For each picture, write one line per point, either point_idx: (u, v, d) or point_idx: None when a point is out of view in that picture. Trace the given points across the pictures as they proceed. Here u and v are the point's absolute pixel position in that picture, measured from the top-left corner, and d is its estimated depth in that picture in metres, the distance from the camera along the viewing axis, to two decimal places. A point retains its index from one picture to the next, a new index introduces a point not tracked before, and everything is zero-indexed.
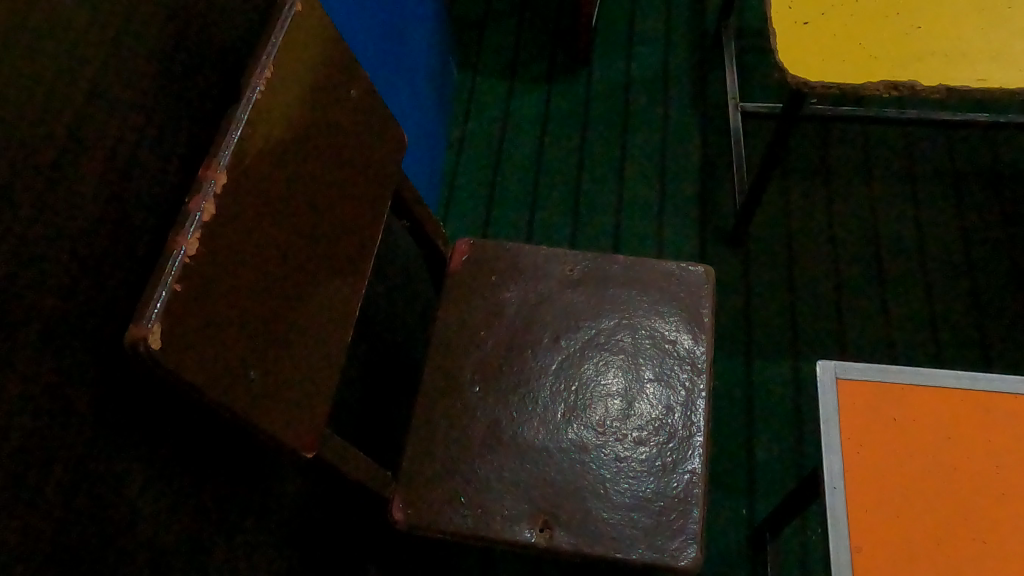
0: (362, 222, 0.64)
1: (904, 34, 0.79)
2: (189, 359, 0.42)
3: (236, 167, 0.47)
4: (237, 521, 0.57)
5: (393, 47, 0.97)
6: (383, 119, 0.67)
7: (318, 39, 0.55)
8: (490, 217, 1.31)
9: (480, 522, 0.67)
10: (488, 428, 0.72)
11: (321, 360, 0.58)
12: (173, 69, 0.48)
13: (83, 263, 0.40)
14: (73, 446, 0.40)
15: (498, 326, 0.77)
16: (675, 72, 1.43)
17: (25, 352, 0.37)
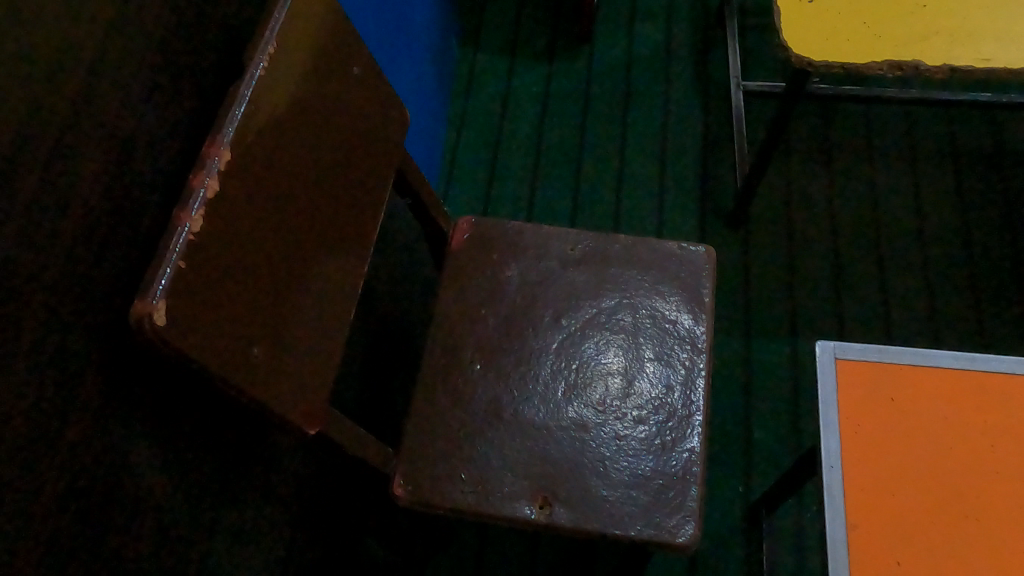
0: (364, 200, 0.64)
1: (909, 12, 0.78)
2: (193, 336, 0.43)
3: (240, 145, 0.47)
4: (241, 496, 0.58)
5: (395, 23, 0.96)
6: (386, 96, 0.66)
7: (321, 14, 0.55)
8: (490, 195, 1.31)
9: (480, 499, 0.68)
10: (489, 405, 0.72)
11: (323, 338, 0.58)
12: (176, 45, 0.47)
13: (89, 240, 0.40)
14: (80, 419, 0.40)
15: (499, 305, 0.77)
16: (677, 50, 1.42)
17: (30, 331, 0.37)
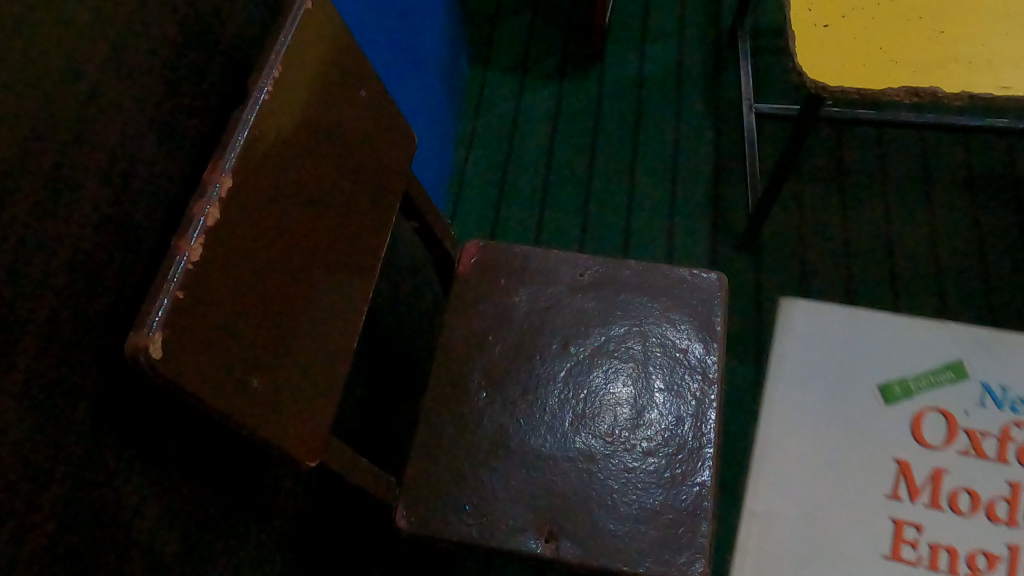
0: (369, 227, 0.63)
1: (925, 38, 0.77)
2: (189, 369, 0.41)
3: (244, 171, 0.46)
4: (237, 529, 0.57)
5: (404, 44, 0.95)
6: (393, 119, 0.66)
7: (327, 38, 0.54)
8: (499, 216, 1.30)
9: (485, 532, 0.66)
10: (495, 434, 0.71)
11: (326, 367, 0.57)
12: (179, 69, 0.46)
13: (85, 270, 0.39)
14: (74, 452, 0.39)
15: (507, 330, 0.76)
16: (689, 70, 1.41)
17: (24, 363, 0.36)
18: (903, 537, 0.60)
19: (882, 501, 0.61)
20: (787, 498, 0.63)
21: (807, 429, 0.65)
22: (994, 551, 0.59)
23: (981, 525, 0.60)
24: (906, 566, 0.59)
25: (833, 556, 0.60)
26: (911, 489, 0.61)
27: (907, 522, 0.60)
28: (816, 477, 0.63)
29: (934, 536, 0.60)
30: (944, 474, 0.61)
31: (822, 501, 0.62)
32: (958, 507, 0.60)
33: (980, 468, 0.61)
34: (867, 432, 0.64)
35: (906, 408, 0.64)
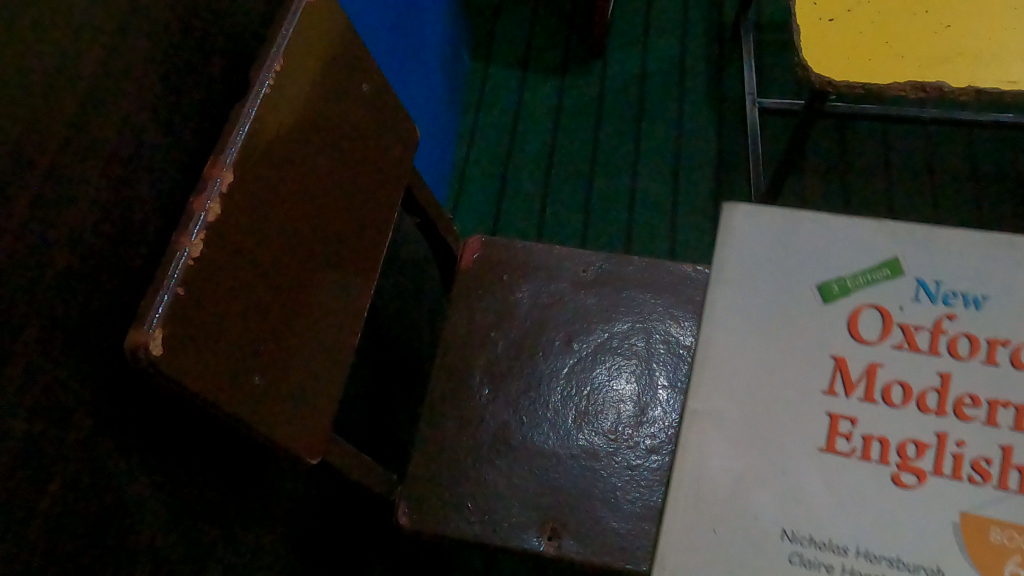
0: (372, 222, 0.63)
1: (932, 32, 0.77)
2: (191, 366, 0.41)
3: (245, 166, 0.45)
4: (239, 526, 0.56)
5: (406, 38, 0.95)
6: (395, 114, 0.65)
7: (329, 31, 0.54)
8: (500, 211, 1.30)
9: (487, 530, 0.66)
10: (497, 430, 0.70)
11: (328, 364, 0.56)
12: (179, 61, 0.46)
13: (85, 266, 0.39)
14: (75, 449, 0.39)
15: (509, 326, 0.75)
16: (691, 64, 1.41)
17: (25, 362, 0.35)
18: (834, 434, 0.38)
19: (795, 343, 0.40)
20: (731, 390, 0.39)
21: (749, 277, 0.41)
22: (997, 424, 0.37)
23: (978, 377, 0.38)
24: (840, 469, 0.37)
25: (770, 451, 0.38)
26: (858, 327, 0.39)
27: (855, 401, 0.38)
28: (749, 349, 0.40)
29: (874, 429, 0.37)
30: (953, 313, 0.39)
31: (745, 388, 0.39)
32: (932, 394, 0.38)
33: (1006, 309, 0.39)
34: (795, 290, 0.41)
35: (855, 243, 0.41)
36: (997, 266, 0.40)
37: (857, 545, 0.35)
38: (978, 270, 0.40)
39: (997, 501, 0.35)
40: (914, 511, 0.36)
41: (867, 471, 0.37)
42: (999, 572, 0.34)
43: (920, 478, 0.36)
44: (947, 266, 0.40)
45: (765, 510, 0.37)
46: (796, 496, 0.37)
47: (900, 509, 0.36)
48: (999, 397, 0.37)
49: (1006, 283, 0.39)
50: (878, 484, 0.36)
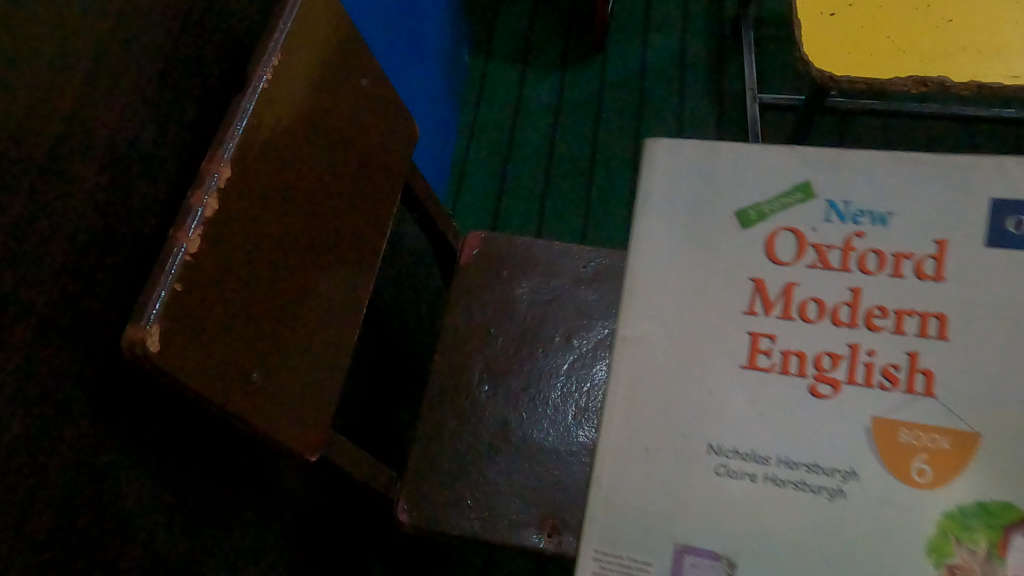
0: (371, 218, 0.62)
1: (934, 26, 0.76)
2: (188, 363, 0.40)
3: (243, 162, 0.45)
4: (237, 522, 0.56)
5: (405, 33, 0.94)
6: (394, 109, 0.65)
7: (327, 26, 0.53)
8: (500, 207, 1.30)
9: (487, 527, 0.66)
10: (497, 427, 0.70)
11: (327, 361, 0.56)
12: (176, 55, 0.46)
13: (82, 261, 0.39)
14: (70, 446, 0.38)
15: (509, 323, 0.75)
16: (692, 59, 1.40)
17: (21, 359, 0.35)
18: (755, 350, 0.39)
19: (714, 266, 0.41)
20: (654, 315, 0.41)
21: (667, 206, 0.42)
22: (905, 332, 0.38)
23: (885, 289, 0.39)
24: (760, 383, 0.39)
25: (693, 371, 0.39)
26: (772, 249, 0.41)
27: (769, 321, 0.39)
28: (670, 277, 0.41)
29: (793, 344, 0.39)
30: (862, 230, 0.40)
31: (667, 314, 0.41)
32: (843, 308, 0.39)
33: (911, 222, 0.40)
34: (711, 216, 0.42)
35: (767, 168, 0.42)
36: (906, 179, 0.40)
37: (776, 454, 0.37)
38: (889, 186, 0.41)
39: (907, 404, 0.37)
40: (829, 421, 0.37)
41: (785, 384, 0.38)
42: (908, 469, 0.36)
43: (834, 387, 0.38)
44: (855, 184, 0.41)
45: (693, 425, 0.39)
46: (717, 411, 0.38)
47: (815, 418, 0.37)
48: (907, 307, 0.38)
49: (911, 196, 0.40)
50: (797, 395, 0.38)
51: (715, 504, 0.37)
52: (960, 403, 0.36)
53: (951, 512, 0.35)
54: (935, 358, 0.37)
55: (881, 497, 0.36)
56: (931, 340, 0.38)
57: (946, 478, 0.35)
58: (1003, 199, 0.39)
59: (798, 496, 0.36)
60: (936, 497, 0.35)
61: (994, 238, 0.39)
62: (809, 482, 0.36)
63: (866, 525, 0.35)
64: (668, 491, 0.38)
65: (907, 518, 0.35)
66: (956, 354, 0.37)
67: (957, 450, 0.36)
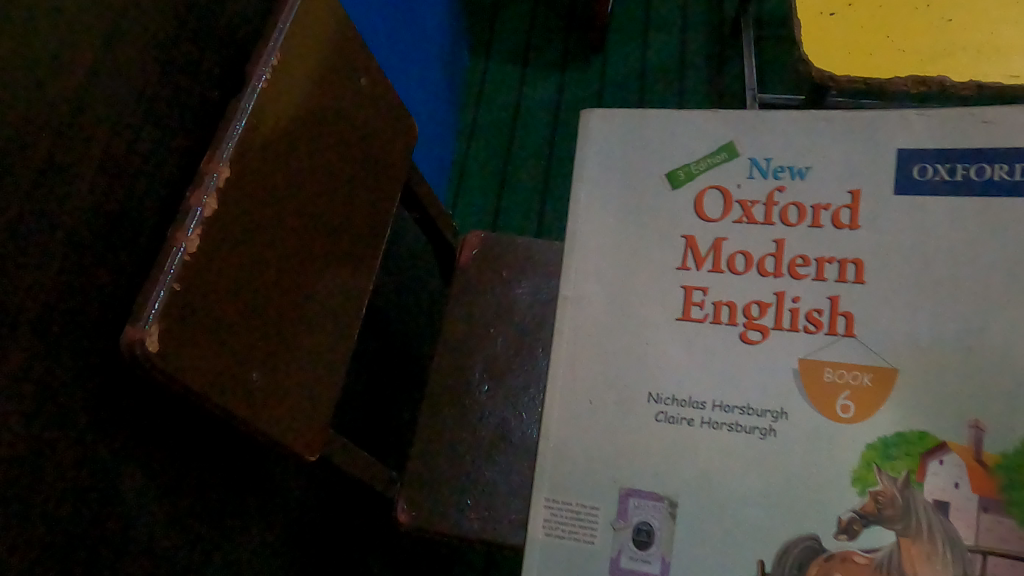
0: (371, 216, 0.62)
1: (934, 25, 0.76)
2: (187, 363, 0.40)
3: (242, 162, 0.45)
4: (236, 523, 0.56)
5: (405, 34, 0.95)
6: (394, 108, 0.65)
7: (326, 25, 0.53)
8: (500, 207, 1.30)
9: (487, 527, 0.65)
10: (497, 427, 0.70)
11: (327, 360, 0.56)
12: (175, 55, 0.45)
13: (82, 261, 0.39)
14: (69, 447, 0.38)
15: (508, 323, 0.75)
16: (691, 60, 1.40)
17: (18, 360, 0.35)
18: (689, 303, 0.44)
19: (653, 228, 0.46)
20: (600, 277, 0.45)
21: (607, 179, 0.47)
22: (825, 278, 0.43)
23: (806, 241, 0.44)
24: (695, 332, 0.43)
25: (636, 325, 0.44)
26: (703, 210, 0.46)
27: (701, 275, 0.45)
28: (615, 242, 0.46)
29: (723, 294, 0.44)
30: (783, 186, 0.45)
31: (611, 276, 0.45)
32: (768, 260, 0.44)
33: (828, 176, 0.45)
34: (649, 184, 0.47)
35: (694, 137, 0.47)
36: (823, 141, 0.45)
37: (711, 399, 0.42)
38: (802, 144, 0.46)
39: (827, 345, 0.42)
40: (757, 365, 0.42)
41: (719, 332, 0.43)
42: (831, 403, 0.41)
43: (763, 332, 0.43)
44: (774, 145, 0.46)
45: (637, 375, 0.43)
46: (657, 360, 0.43)
47: (745, 361, 0.42)
48: (826, 255, 0.43)
49: (824, 153, 0.45)
50: (729, 340, 0.43)
51: (663, 446, 0.42)
52: (876, 339, 0.41)
53: (874, 443, 0.40)
54: (854, 301, 0.42)
55: (808, 432, 0.41)
56: (849, 285, 0.42)
57: (865, 410, 0.40)
58: (912, 149, 0.43)
59: (733, 436, 0.41)
60: (857, 428, 0.40)
61: (901, 187, 0.43)
62: (742, 423, 0.41)
63: (796, 458, 0.40)
64: (619, 436, 0.43)
65: (831, 447, 0.40)
66: (872, 297, 0.42)
67: (875, 385, 0.40)
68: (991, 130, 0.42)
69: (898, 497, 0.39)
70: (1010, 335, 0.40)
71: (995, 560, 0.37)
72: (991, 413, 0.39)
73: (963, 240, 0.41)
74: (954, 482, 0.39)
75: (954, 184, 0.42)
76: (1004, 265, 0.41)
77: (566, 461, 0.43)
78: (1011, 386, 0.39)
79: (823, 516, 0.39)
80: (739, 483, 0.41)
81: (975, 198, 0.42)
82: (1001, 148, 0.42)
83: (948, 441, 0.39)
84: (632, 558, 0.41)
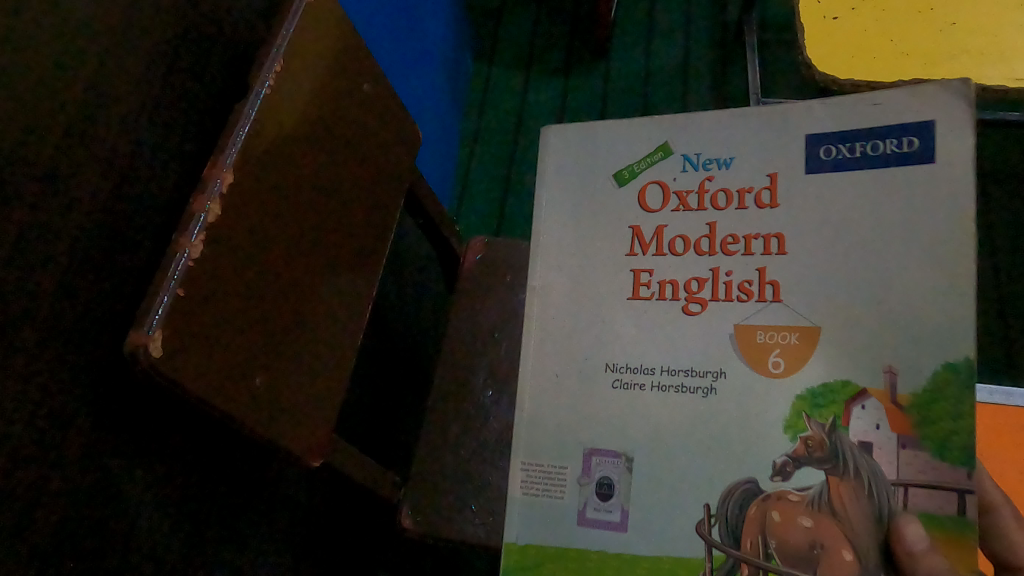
0: (375, 221, 0.63)
1: (938, 29, 0.76)
2: (190, 368, 0.40)
3: (245, 167, 0.45)
4: (241, 527, 0.56)
5: (408, 41, 0.95)
6: (398, 114, 0.65)
7: (329, 31, 0.53)
8: (504, 212, 1.30)
9: (492, 532, 0.65)
10: (502, 432, 0.70)
11: (330, 366, 0.56)
12: (179, 62, 0.46)
13: (86, 266, 0.39)
14: (73, 452, 0.38)
15: (513, 328, 0.75)
16: (695, 64, 1.40)
17: (20, 365, 0.35)
18: (638, 283, 0.44)
19: (604, 218, 0.46)
20: (560, 265, 0.46)
21: (561, 177, 0.47)
22: (753, 252, 0.42)
23: (737, 220, 0.43)
24: (643, 311, 0.43)
25: (590, 309, 0.45)
26: (644, 201, 0.45)
27: (646, 259, 0.44)
28: (571, 232, 0.46)
29: (668, 273, 0.43)
30: (712, 176, 0.44)
31: (570, 263, 0.46)
32: (703, 241, 0.43)
33: (751, 159, 0.43)
34: (595, 182, 0.47)
35: (629, 135, 0.46)
36: (743, 130, 0.44)
37: (660, 364, 0.42)
38: (727, 138, 0.44)
39: (759, 310, 0.40)
40: (696, 340, 0.41)
41: (664, 309, 0.43)
42: (763, 364, 0.40)
43: (702, 305, 0.42)
44: (702, 136, 0.45)
45: (593, 353, 0.44)
46: (611, 339, 0.43)
47: (683, 337, 0.42)
48: (752, 232, 0.42)
49: (746, 138, 0.44)
50: (674, 317, 0.42)
51: (618, 415, 0.42)
52: (801, 301, 0.40)
53: (803, 393, 0.39)
54: (780, 270, 0.41)
55: (743, 395, 0.40)
56: (773, 257, 0.41)
57: (793, 366, 0.39)
58: (821, 134, 0.42)
59: (679, 398, 0.41)
60: (784, 383, 0.39)
61: (811, 169, 0.42)
62: (686, 384, 0.41)
63: (733, 427, 0.40)
64: (575, 417, 0.43)
65: (762, 410, 0.39)
66: (795, 274, 0.40)
67: (802, 342, 0.39)
68: (889, 108, 0.40)
69: (826, 441, 0.38)
70: (924, 289, 0.38)
71: (920, 492, 0.36)
72: (898, 371, 0.37)
73: (871, 210, 0.40)
74: (874, 426, 0.37)
75: (853, 163, 0.40)
76: (914, 223, 0.39)
77: (539, 430, 0.44)
78: (925, 340, 0.37)
79: (758, 464, 0.39)
80: (687, 442, 0.40)
81: (874, 174, 0.40)
82: (898, 121, 0.39)
83: (867, 387, 0.37)
84: (597, 509, 0.41)
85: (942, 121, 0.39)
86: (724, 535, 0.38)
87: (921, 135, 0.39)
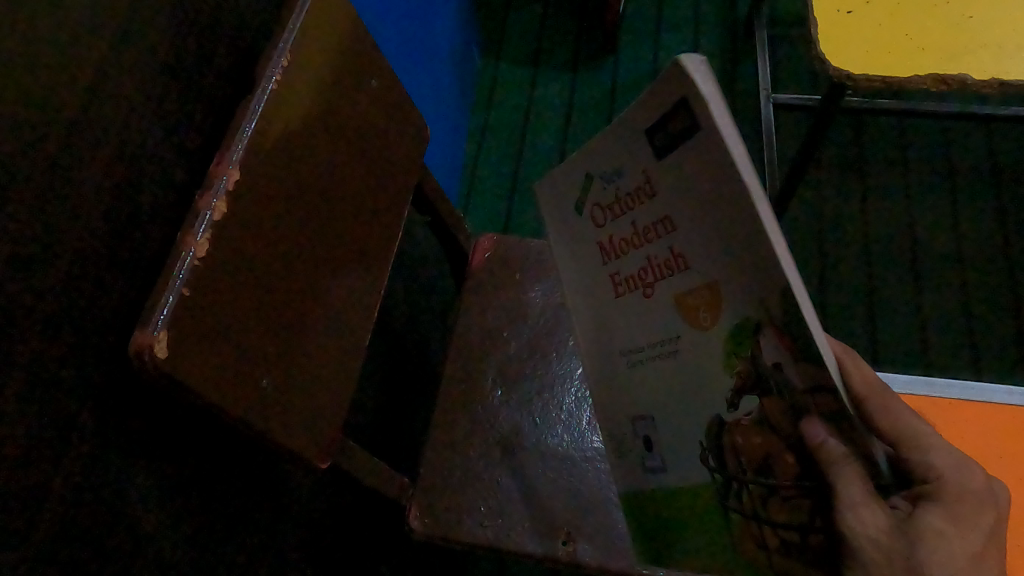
0: (383, 218, 0.62)
1: (956, 23, 0.77)
2: (197, 370, 0.40)
3: (252, 164, 0.44)
4: (246, 529, 0.55)
5: (417, 35, 0.94)
6: (406, 110, 0.64)
7: (337, 26, 0.53)
8: (511, 209, 1.29)
9: (501, 535, 0.64)
10: (511, 432, 0.69)
11: (338, 367, 0.55)
12: (182, 56, 0.45)
13: (87, 266, 0.38)
14: (76, 458, 0.37)
15: (523, 327, 0.74)
16: (704, 60, 1.40)
17: (24, 367, 0.34)
18: (613, 283, 0.41)
19: (578, 229, 0.43)
20: (572, 284, 0.46)
21: (549, 213, 0.46)
22: (661, 237, 0.35)
23: (642, 211, 0.36)
24: (622, 305, 0.41)
25: (598, 316, 0.44)
26: (594, 219, 0.41)
27: (613, 261, 0.41)
28: (567, 250, 0.45)
29: (624, 265, 0.40)
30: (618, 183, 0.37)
31: (575, 283, 0.46)
32: (633, 237, 0.38)
33: (623, 153, 0.36)
34: (563, 205, 0.44)
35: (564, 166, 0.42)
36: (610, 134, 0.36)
37: (643, 344, 0.40)
38: (603, 145, 0.37)
39: (682, 280, 0.35)
40: (655, 323, 0.38)
41: (631, 299, 0.40)
42: (703, 333, 0.35)
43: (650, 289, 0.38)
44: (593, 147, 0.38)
45: (610, 351, 0.44)
46: (614, 333, 0.43)
47: (647, 320, 0.39)
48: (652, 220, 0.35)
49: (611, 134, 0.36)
50: (641, 309, 0.39)
51: (636, 392, 0.42)
52: (704, 269, 0.33)
53: (727, 335, 0.34)
54: (683, 244, 0.34)
55: (697, 358, 0.36)
56: (676, 235, 0.34)
57: (715, 320, 0.34)
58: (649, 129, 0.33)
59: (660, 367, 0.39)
60: (714, 336, 0.34)
61: (660, 151, 0.33)
62: (661, 353, 0.39)
63: (700, 384, 0.37)
64: (620, 405, 0.45)
65: (710, 370, 0.36)
66: (681, 267, 0.35)
67: (712, 308, 0.34)
68: (667, 92, 0.30)
69: (752, 372, 0.33)
70: (764, 257, 0.29)
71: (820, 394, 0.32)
72: (770, 308, 0.30)
73: (706, 184, 0.31)
74: (775, 351, 0.31)
75: (670, 154, 0.32)
76: (718, 198, 0.30)
77: (608, 417, 0.46)
78: (776, 291, 0.29)
79: (716, 403, 0.36)
80: (675, 396, 0.39)
81: (691, 156, 0.31)
82: (673, 102, 0.30)
83: (757, 320, 0.31)
84: (649, 464, 0.43)
85: (695, 99, 0.29)
86: (713, 460, 0.38)
87: (686, 113, 0.30)
